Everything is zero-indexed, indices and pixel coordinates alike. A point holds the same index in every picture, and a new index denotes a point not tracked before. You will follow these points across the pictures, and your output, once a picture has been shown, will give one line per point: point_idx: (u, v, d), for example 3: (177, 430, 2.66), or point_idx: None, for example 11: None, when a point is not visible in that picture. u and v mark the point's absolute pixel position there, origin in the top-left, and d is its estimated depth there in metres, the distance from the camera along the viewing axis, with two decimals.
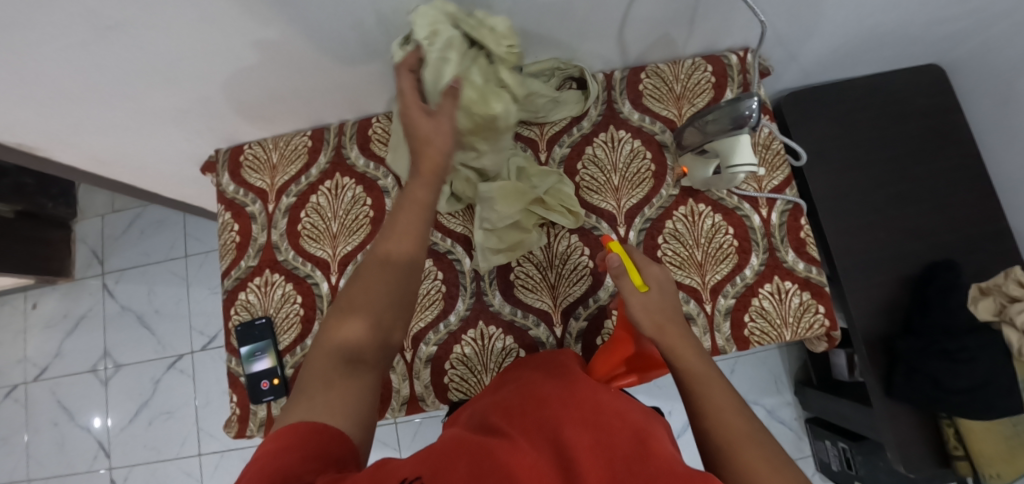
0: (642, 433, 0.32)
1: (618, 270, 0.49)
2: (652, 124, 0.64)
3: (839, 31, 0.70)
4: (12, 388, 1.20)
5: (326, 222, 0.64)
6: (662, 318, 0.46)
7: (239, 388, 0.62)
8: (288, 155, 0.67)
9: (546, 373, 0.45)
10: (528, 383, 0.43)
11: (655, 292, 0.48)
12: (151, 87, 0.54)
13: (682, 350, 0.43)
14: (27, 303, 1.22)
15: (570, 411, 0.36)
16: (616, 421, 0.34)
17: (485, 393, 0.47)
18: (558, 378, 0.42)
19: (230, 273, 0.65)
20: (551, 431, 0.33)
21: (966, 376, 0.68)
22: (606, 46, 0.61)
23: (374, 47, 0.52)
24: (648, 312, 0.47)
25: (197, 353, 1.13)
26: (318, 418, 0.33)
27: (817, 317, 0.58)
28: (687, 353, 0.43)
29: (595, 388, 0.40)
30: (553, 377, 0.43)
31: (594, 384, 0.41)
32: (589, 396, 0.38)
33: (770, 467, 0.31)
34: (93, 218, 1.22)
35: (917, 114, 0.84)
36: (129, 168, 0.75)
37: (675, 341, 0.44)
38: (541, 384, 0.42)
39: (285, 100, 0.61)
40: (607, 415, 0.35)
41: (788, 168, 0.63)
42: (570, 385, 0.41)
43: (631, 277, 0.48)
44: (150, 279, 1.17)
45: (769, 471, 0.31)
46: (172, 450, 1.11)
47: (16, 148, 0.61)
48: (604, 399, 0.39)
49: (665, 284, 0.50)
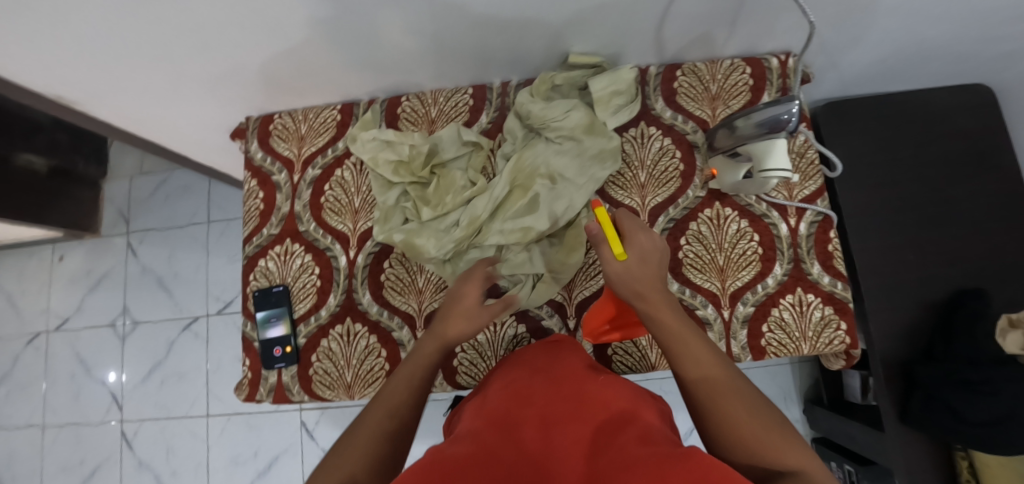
0: (626, 419, 0.34)
1: (597, 238, 0.48)
2: (684, 123, 0.63)
3: (886, 42, 0.67)
4: (35, 336, 1.24)
5: (349, 196, 0.64)
6: (642, 285, 0.46)
7: (252, 353, 0.63)
8: (317, 127, 0.67)
9: (531, 371, 0.46)
10: (516, 379, 0.45)
11: (634, 262, 0.46)
12: (187, 51, 0.54)
13: (660, 312, 0.44)
14: (54, 256, 1.27)
15: (555, 404, 0.38)
16: (600, 412, 0.36)
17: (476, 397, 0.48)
18: (544, 373, 0.44)
19: (251, 239, 0.66)
20: (536, 430, 0.35)
21: (985, 409, 0.65)
22: (645, 40, 0.59)
23: (412, 25, 0.52)
24: (646, 267, 0.47)
25: (212, 317, 1.16)
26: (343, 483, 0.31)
27: (838, 334, 0.57)
28: (665, 313, 0.44)
29: (583, 381, 0.42)
30: (538, 373, 0.45)
31: (581, 377, 0.43)
32: (575, 391, 0.40)
33: (748, 412, 0.35)
34: (121, 178, 1.26)
35: (960, 135, 0.81)
36: (161, 130, 0.76)
37: (656, 304, 0.45)
38: (527, 380, 0.44)
39: (318, 74, 0.62)
40: (592, 406, 0.37)
41: (822, 179, 0.61)
42: (555, 381, 0.43)
43: (609, 245, 0.47)
44: (173, 242, 1.20)
45: (748, 415, 0.35)
46: (181, 410, 1.15)
47: (55, 102, 0.62)
48: (589, 387, 0.40)
49: (649, 254, 0.47)
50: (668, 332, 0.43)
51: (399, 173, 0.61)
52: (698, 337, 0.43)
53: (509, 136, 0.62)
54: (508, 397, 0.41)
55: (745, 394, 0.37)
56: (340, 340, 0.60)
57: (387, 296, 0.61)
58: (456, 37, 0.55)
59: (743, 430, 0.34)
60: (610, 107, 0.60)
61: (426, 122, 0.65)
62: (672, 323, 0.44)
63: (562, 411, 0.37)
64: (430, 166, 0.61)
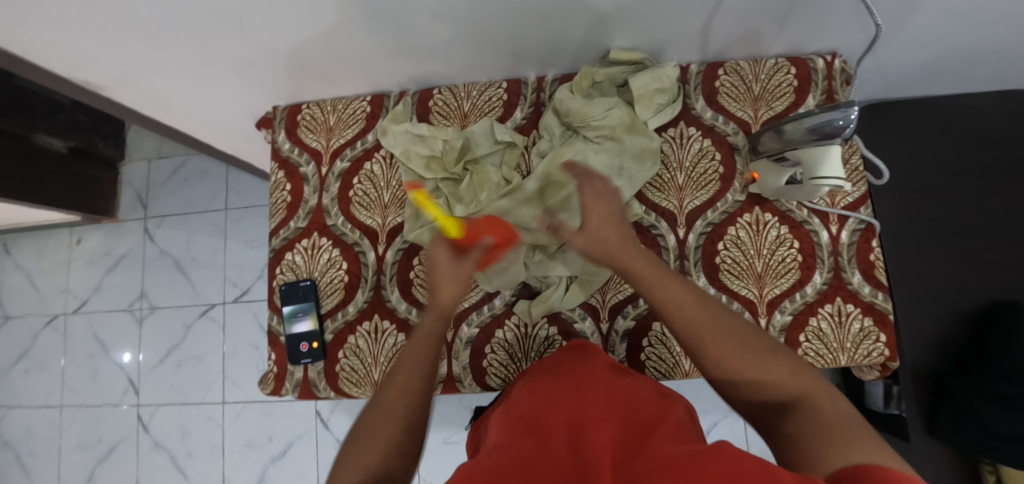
0: (656, 424, 0.34)
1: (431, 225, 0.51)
2: (725, 124, 0.61)
3: (937, 44, 0.65)
4: (52, 317, 1.25)
5: (378, 191, 0.63)
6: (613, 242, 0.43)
7: (278, 347, 0.62)
8: (346, 118, 0.65)
9: (552, 375, 0.45)
10: (539, 383, 0.44)
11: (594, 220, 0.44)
12: (220, 36, 0.53)
13: (637, 266, 0.42)
14: (71, 238, 1.26)
15: (584, 405, 0.37)
16: (633, 417, 0.35)
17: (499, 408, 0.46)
18: (568, 375, 0.43)
19: (278, 232, 0.65)
20: (568, 432, 0.34)
21: (1019, 424, 0.63)
22: (689, 35, 0.57)
23: (453, 14, 0.50)
24: (604, 220, 0.44)
25: (228, 304, 1.15)
26: None
27: (877, 346, 0.56)
28: (640, 266, 0.42)
29: (608, 382, 0.41)
30: (562, 374, 0.44)
31: (608, 379, 0.42)
32: (603, 393, 0.39)
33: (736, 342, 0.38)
34: (139, 161, 1.25)
35: (1003, 142, 0.78)
36: (186, 117, 0.75)
37: (631, 259, 0.43)
38: (547, 386, 0.43)
39: (350, 62, 0.60)
40: (621, 408, 0.36)
41: (866, 186, 0.59)
42: (579, 382, 0.41)
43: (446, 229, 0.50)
44: (190, 228, 1.19)
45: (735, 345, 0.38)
46: (197, 394, 1.15)
47: (82, 85, 0.61)
48: (617, 390, 0.40)
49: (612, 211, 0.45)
50: (648, 283, 0.42)
51: (432, 167, 0.60)
52: (675, 280, 0.42)
53: (546, 133, 0.61)
54: (535, 402, 0.40)
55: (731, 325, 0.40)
56: (368, 337, 0.60)
57: (416, 294, 0.60)
58: (496, 26, 0.53)
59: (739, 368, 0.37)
60: (652, 106, 0.58)
61: (458, 116, 0.63)
62: (648, 273, 0.42)
63: (592, 413, 0.36)
64: (463, 162, 0.60)
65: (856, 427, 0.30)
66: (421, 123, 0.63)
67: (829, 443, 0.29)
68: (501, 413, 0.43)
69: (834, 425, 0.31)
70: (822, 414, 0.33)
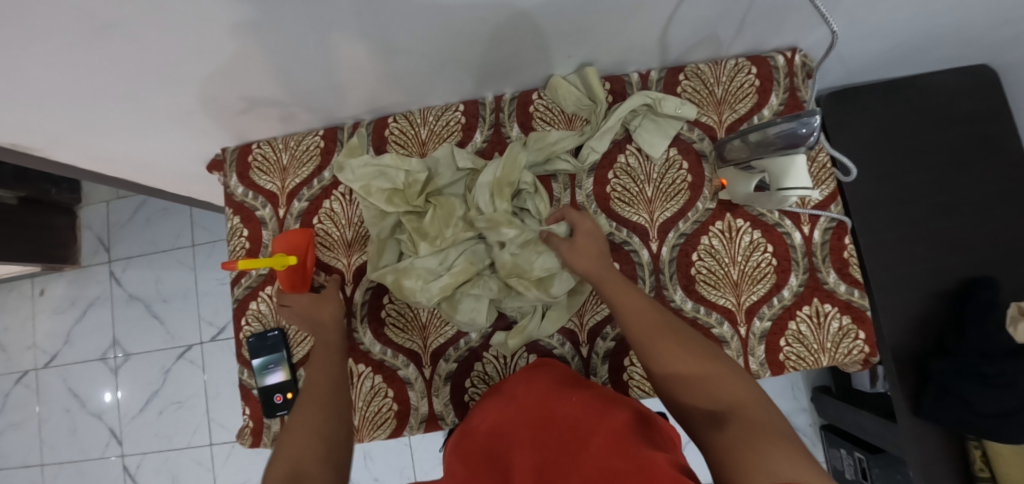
0: (588, 436, 0.36)
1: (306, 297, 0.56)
2: (690, 131, 0.60)
3: (893, 31, 0.64)
4: (23, 373, 1.20)
5: (340, 229, 0.60)
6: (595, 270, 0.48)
7: (251, 401, 0.60)
8: (300, 155, 0.63)
9: (507, 397, 0.47)
10: (491, 411, 0.46)
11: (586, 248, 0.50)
12: (154, 86, 0.50)
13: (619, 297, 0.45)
14: (34, 290, 1.21)
15: (524, 432, 0.40)
16: (567, 432, 0.38)
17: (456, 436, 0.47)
18: (515, 401, 0.45)
19: (240, 281, 0.62)
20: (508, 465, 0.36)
21: (1002, 401, 0.66)
22: (646, 44, 0.56)
23: (396, 45, 0.48)
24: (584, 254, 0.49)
25: (206, 344, 1.12)
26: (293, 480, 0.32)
27: (857, 344, 0.55)
28: (621, 294, 0.45)
29: (550, 402, 0.43)
30: (511, 400, 0.46)
31: (556, 396, 0.44)
32: (544, 415, 0.41)
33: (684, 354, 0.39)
34: (97, 204, 1.20)
35: (965, 120, 0.79)
36: (133, 167, 0.71)
37: (615, 290, 0.46)
38: (501, 409, 0.45)
39: (299, 100, 0.57)
40: (560, 431, 0.38)
41: (834, 183, 0.58)
42: (525, 405, 0.44)
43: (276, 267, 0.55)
44: (158, 268, 1.15)
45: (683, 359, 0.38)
46: (183, 439, 1.12)
47: (12, 148, 0.57)
48: (555, 409, 0.42)
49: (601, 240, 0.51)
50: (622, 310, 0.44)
51: (393, 200, 0.57)
52: (642, 300, 0.45)
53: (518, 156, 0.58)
54: (485, 436, 0.42)
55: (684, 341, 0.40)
56: None
57: (389, 334, 0.58)
58: (448, 54, 0.51)
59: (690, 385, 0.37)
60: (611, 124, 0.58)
61: (416, 145, 0.62)
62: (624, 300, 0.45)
63: (531, 439, 0.38)
64: (426, 194, 0.58)
65: (781, 440, 0.29)
66: (380, 155, 0.60)
67: (756, 456, 0.27)
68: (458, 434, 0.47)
69: (759, 436, 0.29)
70: (754, 426, 0.30)
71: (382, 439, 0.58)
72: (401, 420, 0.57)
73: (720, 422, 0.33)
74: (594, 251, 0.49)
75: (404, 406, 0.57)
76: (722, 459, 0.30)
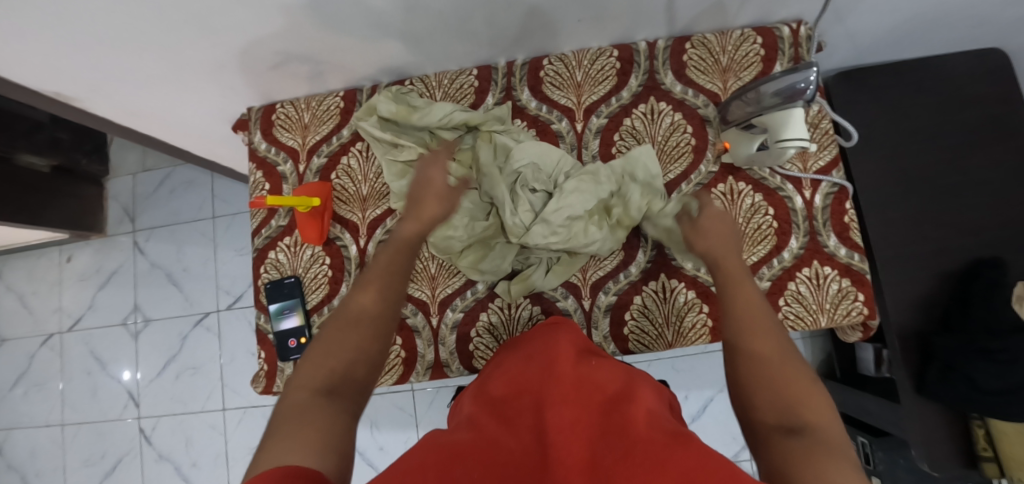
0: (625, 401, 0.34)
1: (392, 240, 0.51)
2: (695, 97, 0.61)
3: (901, 8, 0.65)
4: (48, 336, 1.25)
5: (356, 184, 0.63)
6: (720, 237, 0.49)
7: (266, 346, 0.63)
8: (320, 115, 0.66)
9: (527, 357, 0.44)
10: (512, 368, 0.44)
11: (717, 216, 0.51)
12: (187, 40, 0.53)
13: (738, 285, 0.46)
14: (62, 257, 1.27)
15: (554, 388, 0.36)
16: (596, 395, 0.36)
17: (473, 388, 0.46)
18: (537, 359, 0.42)
19: (260, 232, 0.65)
20: (536, 417, 0.33)
21: (1003, 377, 0.66)
22: (653, 12, 0.58)
23: (413, 5, 0.50)
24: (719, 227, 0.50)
25: (222, 312, 1.16)
26: (290, 450, 0.26)
27: (856, 305, 0.56)
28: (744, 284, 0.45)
29: (575, 364, 0.41)
30: (533, 360, 0.43)
31: (582, 361, 0.42)
32: (573, 373, 0.38)
33: (785, 363, 0.37)
34: (124, 176, 1.25)
35: (976, 102, 0.79)
36: (163, 123, 0.75)
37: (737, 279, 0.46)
38: (523, 367, 0.42)
39: (321, 59, 0.60)
40: (595, 396, 0.36)
41: (836, 149, 0.59)
42: (551, 362, 0.41)
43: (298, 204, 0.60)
44: (179, 239, 1.20)
45: (783, 366, 0.37)
46: (197, 404, 1.16)
47: (54, 96, 0.62)
48: (584, 373, 0.39)
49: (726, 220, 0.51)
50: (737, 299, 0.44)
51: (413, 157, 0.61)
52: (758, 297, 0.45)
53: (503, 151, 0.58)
54: (508, 391, 0.39)
55: (784, 349, 0.39)
56: None
57: None
58: (463, 17, 0.54)
59: (782, 388, 0.35)
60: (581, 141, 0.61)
61: None
62: (742, 291, 0.45)
63: (560, 395, 0.35)
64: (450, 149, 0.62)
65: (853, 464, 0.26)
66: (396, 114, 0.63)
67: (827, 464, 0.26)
68: (476, 389, 0.45)
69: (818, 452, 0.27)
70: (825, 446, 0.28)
71: (390, 385, 0.60)
72: (408, 366, 0.59)
73: (788, 437, 0.30)
74: (721, 230, 0.50)
75: (411, 353, 0.60)
76: (784, 461, 0.28)
